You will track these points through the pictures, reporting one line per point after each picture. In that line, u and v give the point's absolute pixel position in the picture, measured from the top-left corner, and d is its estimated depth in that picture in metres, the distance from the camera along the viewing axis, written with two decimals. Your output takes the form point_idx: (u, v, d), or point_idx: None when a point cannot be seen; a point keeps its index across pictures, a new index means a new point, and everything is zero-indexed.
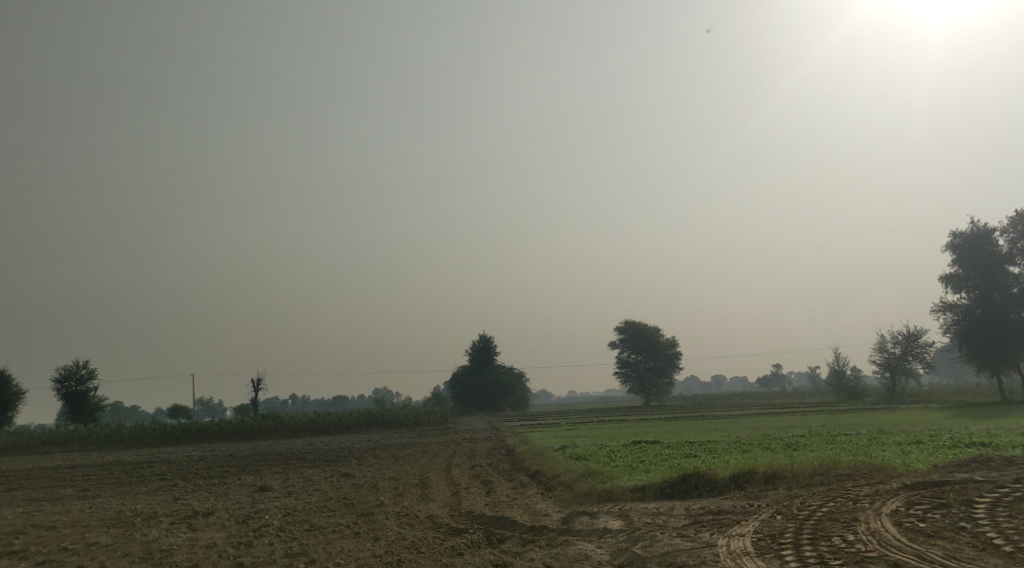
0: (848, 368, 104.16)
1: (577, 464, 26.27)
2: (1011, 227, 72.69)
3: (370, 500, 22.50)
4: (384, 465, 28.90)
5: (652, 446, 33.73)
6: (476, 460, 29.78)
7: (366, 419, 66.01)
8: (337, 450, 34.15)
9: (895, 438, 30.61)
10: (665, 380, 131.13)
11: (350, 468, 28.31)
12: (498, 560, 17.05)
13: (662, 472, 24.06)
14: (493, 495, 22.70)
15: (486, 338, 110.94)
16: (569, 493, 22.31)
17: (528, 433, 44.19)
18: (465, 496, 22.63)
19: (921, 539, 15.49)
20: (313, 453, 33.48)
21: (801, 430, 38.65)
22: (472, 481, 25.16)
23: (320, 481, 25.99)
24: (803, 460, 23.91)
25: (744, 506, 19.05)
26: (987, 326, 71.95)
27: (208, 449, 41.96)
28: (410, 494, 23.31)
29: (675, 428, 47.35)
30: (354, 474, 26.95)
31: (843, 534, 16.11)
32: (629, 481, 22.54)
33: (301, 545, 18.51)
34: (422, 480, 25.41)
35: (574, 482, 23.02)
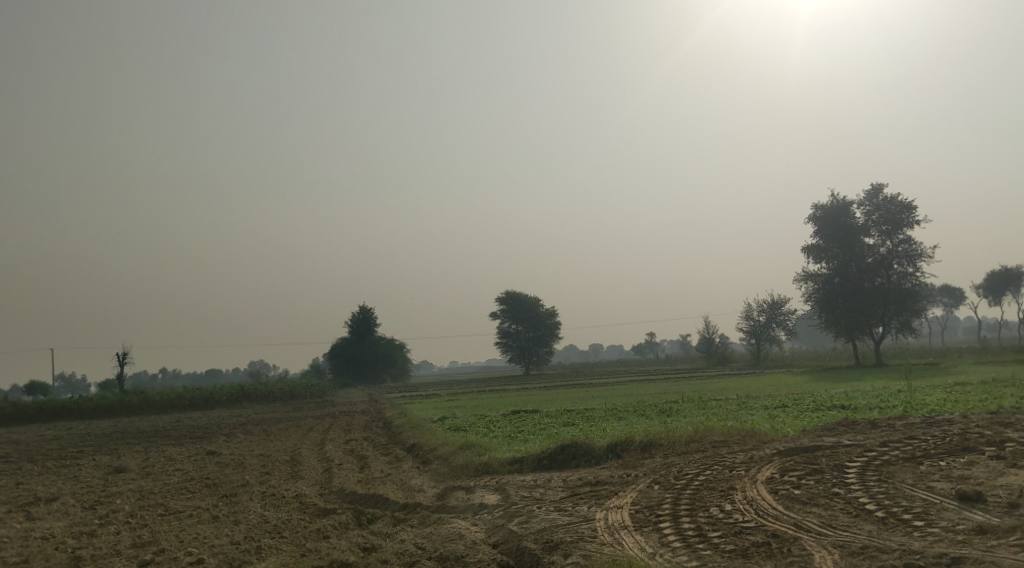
0: (717, 336, 107.98)
1: (455, 436, 26.04)
2: (867, 200, 76.52)
3: (236, 480, 21.59)
4: (254, 441, 27.86)
5: (530, 415, 33.88)
6: (352, 434, 29.11)
7: (240, 394, 64.04)
8: (204, 427, 32.81)
9: (762, 402, 31.75)
10: (545, 349, 132.98)
11: (217, 445, 27.18)
12: (367, 543, 16.58)
13: (540, 442, 24.08)
14: (367, 471, 22.16)
15: (366, 308, 109.35)
16: (445, 467, 22.01)
17: (406, 405, 43.72)
18: (339, 473, 22.01)
19: (796, 506, 15.94)
20: (178, 430, 32.06)
21: (674, 396, 39.67)
22: (348, 456, 24.53)
23: (184, 460, 24.83)
24: (676, 427, 24.39)
25: (621, 477, 19.19)
26: (845, 294, 75.74)
27: (63, 428, 39.65)
28: (279, 472, 22.49)
29: (552, 397, 47.83)
30: (222, 452, 25.86)
31: (721, 504, 16.41)
32: (507, 453, 22.43)
33: (151, 533, 17.51)
34: (294, 457, 24.59)
35: (450, 455, 22.73)
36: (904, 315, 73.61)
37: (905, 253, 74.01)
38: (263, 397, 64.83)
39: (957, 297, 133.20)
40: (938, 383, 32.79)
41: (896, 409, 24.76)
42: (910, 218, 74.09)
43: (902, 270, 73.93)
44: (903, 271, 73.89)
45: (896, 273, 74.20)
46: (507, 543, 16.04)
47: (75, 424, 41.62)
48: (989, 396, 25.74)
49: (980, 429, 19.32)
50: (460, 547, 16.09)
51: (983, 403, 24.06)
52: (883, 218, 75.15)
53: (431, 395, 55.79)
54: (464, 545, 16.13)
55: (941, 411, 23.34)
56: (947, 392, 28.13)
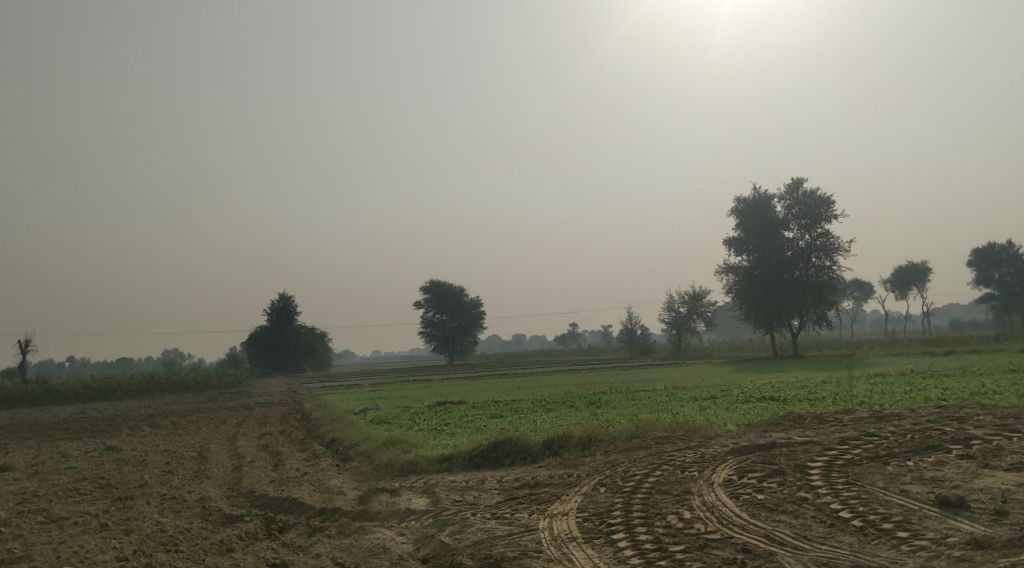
0: (639, 326, 108.83)
1: (381, 430, 25.05)
2: (788, 194, 77.80)
3: (135, 481, 20.18)
4: (159, 436, 26.32)
5: (456, 407, 33.09)
6: (268, 428, 27.81)
7: (150, 383, 61.47)
8: (106, 419, 30.99)
9: (692, 393, 31.63)
10: (469, 339, 132.34)
11: (120, 440, 25.55)
12: (275, 559, 15.53)
13: (468, 437, 23.32)
14: (283, 471, 21.00)
15: (286, 296, 106.74)
16: (367, 466, 21.02)
17: (327, 396, 42.41)
18: (252, 472, 20.79)
19: (763, 514, 15.46)
20: (78, 422, 30.20)
21: (601, 387, 39.41)
22: (263, 453, 23.30)
23: (82, 457, 23.19)
24: (610, 421, 23.91)
25: (561, 478, 18.52)
26: (764, 286, 76.82)
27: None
28: (185, 471, 21.14)
29: (477, 387, 47.03)
30: (125, 447, 24.31)
31: (679, 511, 15.86)
32: (436, 449, 21.58)
33: (25, 547, 16.06)
34: (203, 453, 23.24)
35: (373, 452, 21.75)
36: (821, 308, 75.19)
37: (822, 246, 75.59)
38: (175, 387, 62.43)
39: (866, 291, 137.34)
40: (862, 374, 33.24)
41: (827, 402, 24.78)
42: (828, 212, 75.66)
43: (820, 264, 75.49)
44: (821, 265, 75.45)
45: (814, 266, 75.73)
46: (438, 558, 15.21)
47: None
48: (916, 387, 26.04)
49: (938, 425, 19.31)
50: (382, 563, 15.17)
51: (912, 395, 24.28)
52: (802, 212, 76.56)
53: (352, 385, 54.42)
54: (387, 561, 15.21)
55: (873, 404, 23.43)
56: (872, 383, 28.42)
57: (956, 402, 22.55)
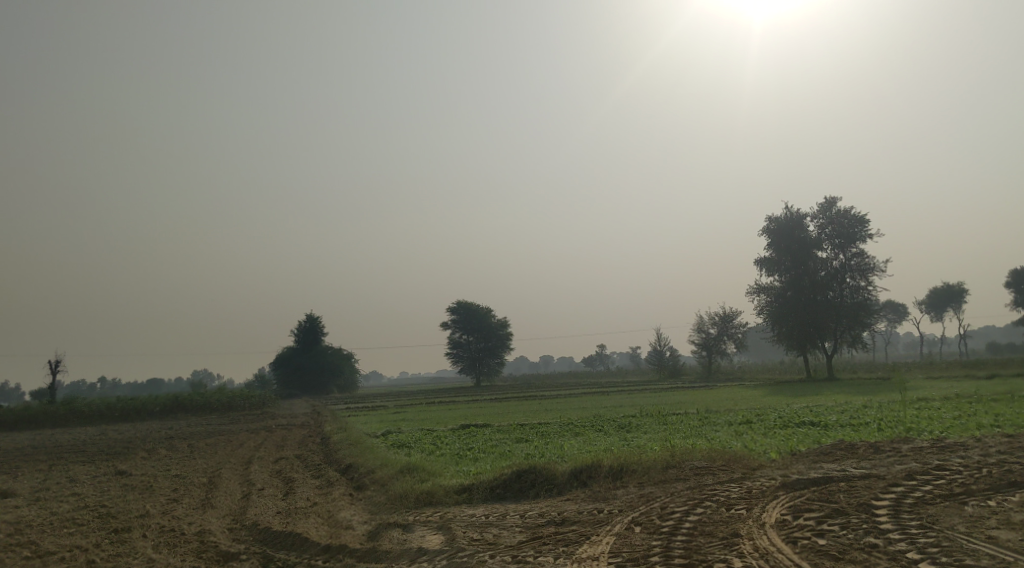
0: (668, 348, 107.50)
1: (400, 456, 24.37)
2: (820, 213, 76.52)
3: (136, 510, 19.56)
4: (172, 459, 25.81)
5: (480, 430, 32.32)
6: (284, 452, 27.21)
7: (175, 404, 61.32)
8: (122, 441, 30.60)
9: (726, 417, 30.65)
10: (496, 361, 131.32)
11: (131, 464, 25.07)
12: None
13: (491, 463, 22.59)
14: (291, 500, 20.29)
15: (313, 317, 106.67)
16: (381, 496, 20.27)
17: (350, 418, 41.81)
18: (258, 501, 20.11)
19: (828, 563, 14.48)
20: (93, 445, 29.82)
21: (631, 410, 38.44)
22: (274, 479, 22.65)
23: (87, 482, 22.67)
24: (639, 448, 23.08)
25: (588, 515, 17.62)
26: (797, 307, 75.35)
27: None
28: (190, 499, 20.51)
29: (503, 410, 46.19)
30: (134, 472, 23.77)
31: (727, 558, 14.92)
32: (453, 478, 20.80)
33: None
34: (212, 479, 22.62)
35: (387, 481, 21.02)
36: (856, 329, 73.63)
37: (857, 266, 74.24)
38: (200, 408, 62.19)
39: (900, 312, 134.96)
40: (904, 398, 32.06)
41: (870, 427, 23.73)
42: (863, 232, 74.30)
43: (854, 284, 74.08)
44: (856, 285, 74.04)
45: (848, 286, 74.33)
46: None
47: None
48: (965, 412, 24.89)
49: (1007, 458, 18.28)
50: None
51: (962, 421, 23.23)
52: (836, 231, 75.25)
53: (378, 407, 53.81)
54: None
55: (920, 431, 22.40)
56: (917, 408, 27.29)
57: (1009, 429, 21.45)
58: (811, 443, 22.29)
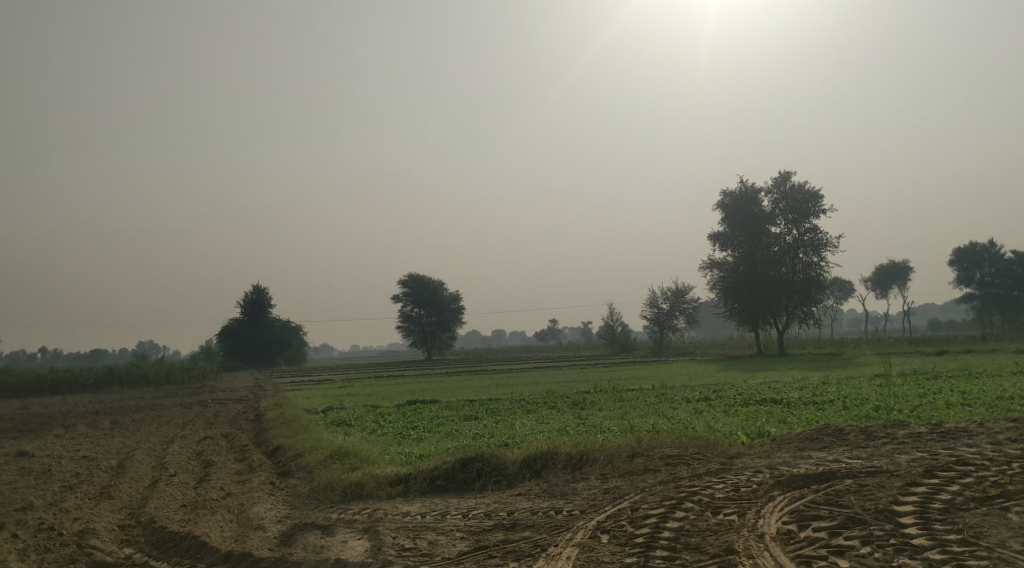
0: (619, 323, 107.18)
1: (337, 436, 23.06)
2: (775, 188, 76.29)
3: (20, 502, 17.90)
4: (88, 438, 24.16)
5: (426, 407, 31.09)
6: (211, 430, 25.65)
7: (110, 376, 59.19)
8: (40, 416, 28.82)
9: (683, 393, 29.82)
10: (447, 335, 130.31)
11: (38, 443, 23.36)
12: None
13: (435, 446, 21.46)
14: (202, 490, 18.81)
15: (260, 288, 104.10)
16: (305, 487, 18.94)
17: (291, 393, 40.29)
18: (163, 491, 18.60)
19: None
20: (6, 420, 27.97)
21: (584, 386, 37.52)
22: (192, 463, 21.16)
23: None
24: (596, 430, 22.11)
25: (543, 517, 16.44)
26: (749, 283, 75.18)
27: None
28: (88, 487, 18.93)
29: (453, 385, 45.06)
30: (37, 453, 22.09)
31: None
32: (388, 466, 19.48)
33: None
34: (123, 462, 21.05)
35: (315, 469, 19.67)
36: (808, 305, 73.71)
37: (809, 242, 74.17)
38: (137, 382, 60.11)
39: (847, 290, 136.43)
40: (865, 375, 31.51)
41: (837, 406, 23.03)
42: (815, 207, 74.25)
43: (807, 260, 74.02)
44: (808, 261, 73.97)
45: (801, 262, 74.23)
46: None
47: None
48: (932, 390, 24.30)
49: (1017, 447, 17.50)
50: None
51: (931, 400, 22.67)
52: (789, 206, 75.15)
53: (322, 381, 52.29)
54: None
55: (891, 411, 21.75)
56: (880, 385, 26.76)
57: (987, 411, 20.83)
58: (780, 424, 21.52)
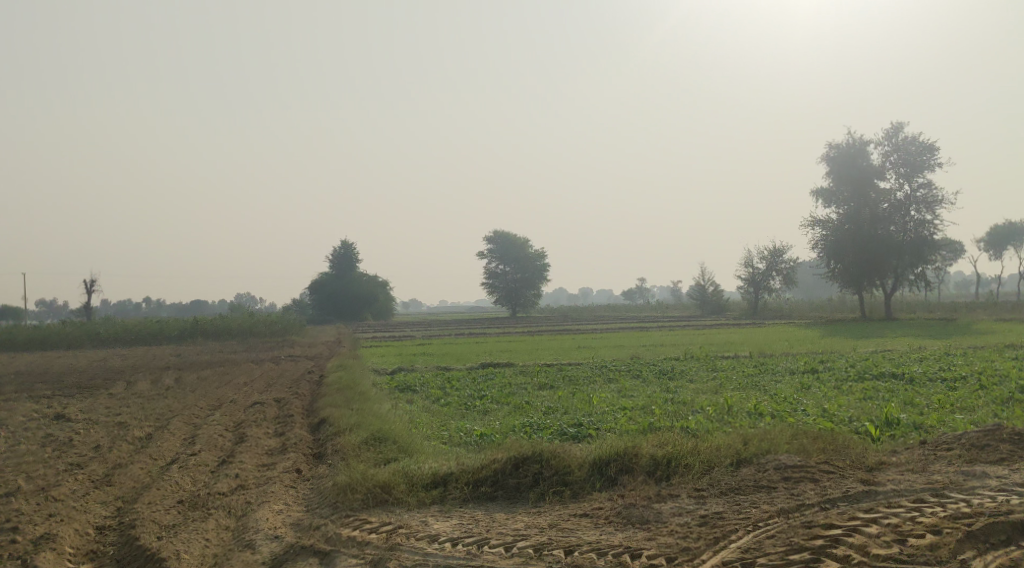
0: (711, 284, 103.87)
1: (392, 410, 21.81)
2: (887, 139, 71.58)
3: (9, 486, 16.51)
4: (138, 400, 23.49)
5: (500, 371, 29.74)
6: (265, 395, 24.68)
7: (197, 327, 59.96)
8: (108, 370, 28.60)
9: (785, 363, 27.52)
10: (533, 293, 128.86)
11: (82, 406, 22.77)
12: None
13: (502, 422, 20.27)
14: (213, 480, 17.15)
15: (347, 243, 104.50)
16: (329, 482, 16.93)
17: (368, 350, 39.53)
18: (169, 479, 17.03)
19: None
20: (72, 373, 27.84)
21: (674, 352, 35.42)
22: (223, 440, 19.87)
23: (3, 430, 20.36)
24: (685, 411, 20.41)
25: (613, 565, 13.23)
26: (855, 241, 71.03)
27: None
28: (97, 467, 17.71)
29: (536, 346, 43.55)
30: (73, 418, 21.49)
31: None
32: (427, 461, 17.33)
33: None
34: (152, 435, 20.07)
35: (348, 457, 17.69)
36: (918, 266, 69.28)
37: (923, 198, 69.36)
38: (223, 334, 60.85)
39: (958, 251, 129.18)
40: (989, 346, 28.54)
41: (971, 386, 20.64)
42: (931, 160, 69.21)
43: (919, 218, 69.30)
44: (922, 219, 69.27)
45: (913, 220, 69.64)
46: None
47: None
48: None
49: None
50: None
51: None
52: (902, 159, 70.41)
53: (403, 338, 51.60)
54: None
55: None
56: (1015, 360, 23.93)
57: None
58: (908, 408, 19.32)
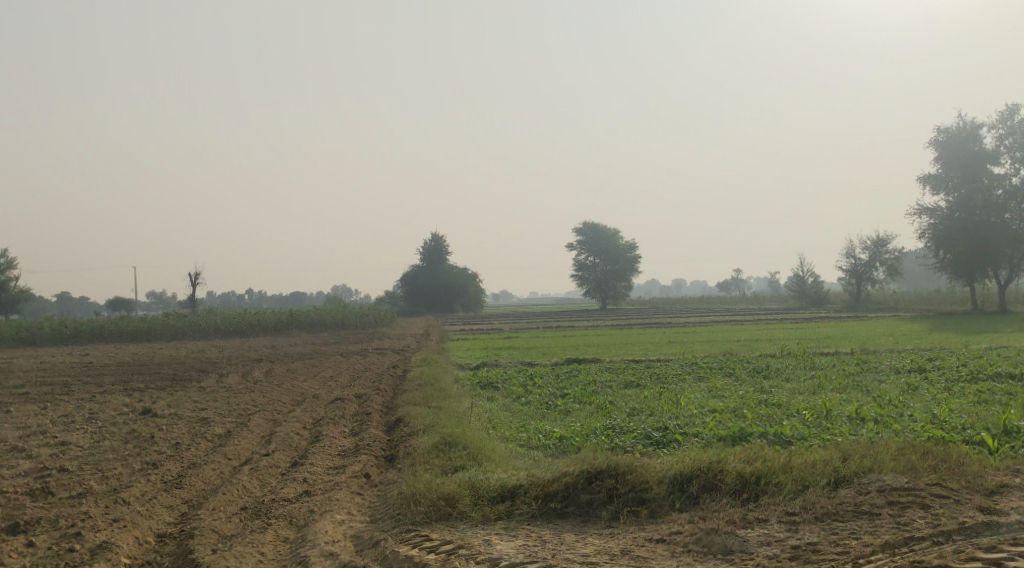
0: (811, 275, 100.65)
1: (471, 411, 21.67)
2: (1001, 122, 67.81)
3: (78, 486, 16.63)
4: (224, 395, 24.07)
5: (585, 368, 29.27)
6: (346, 391, 24.89)
7: (291, 319, 61.30)
8: (201, 362, 29.33)
9: (889, 361, 26.16)
10: (624, 284, 127.49)
11: (169, 400, 23.40)
12: None
13: (585, 425, 19.93)
14: (278, 485, 16.98)
15: (438, 236, 105.38)
16: (394, 491, 16.50)
17: (454, 344, 39.56)
18: (236, 482, 17.02)
19: None
20: (167, 365, 28.67)
21: (770, 347, 34.23)
22: (298, 439, 19.98)
23: (89, 425, 20.89)
24: (780, 415, 19.59)
25: None
26: (966, 231, 67.58)
27: (66, 354, 37.47)
28: (170, 467, 17.90)
29: (627, 340, 42.83)
30: (159, 414, 21.97)
31: None
32: (495, 472, 16.76)
33: None
34: (231, 432, 20.41)
35: (416, 466, 17.28)
36: None
37: None
38: (316, 326, 62.05)
39: None
40: None
41: None
42: None
43: None
44: None
45: None
46: None
47: (83, 349, 39.43)
48: None
49: None
50: None
51: None
52: (1017, 143, 66.59)
53: (492, 330, 51.56)
54: None
55: None
56: None
57: None
58: None
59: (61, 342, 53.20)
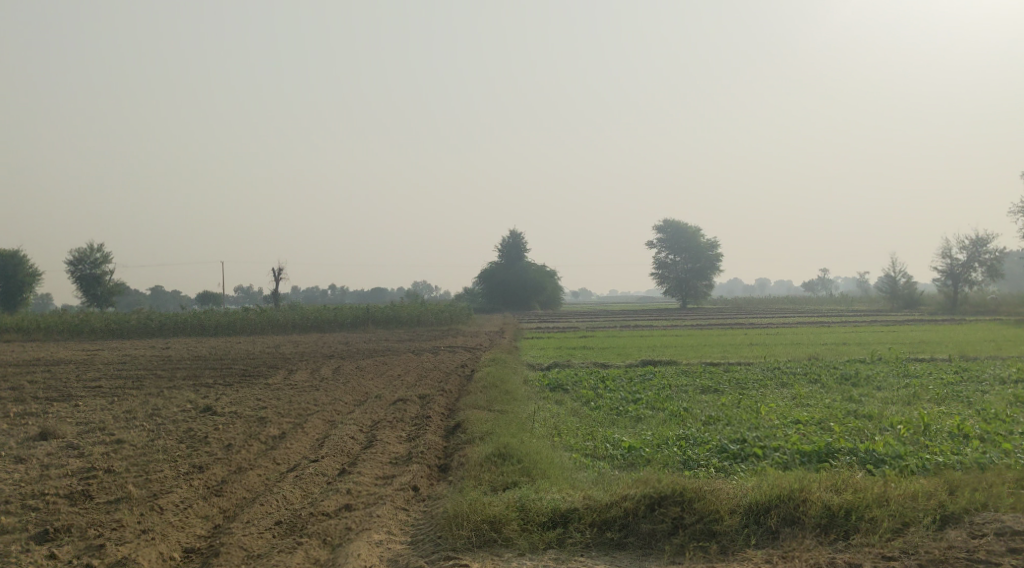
0: (903, 275, 96.89)
1: (536, 416, 21.11)
2: None
3: (118, 491, 16.60)
4: (288, 393, 24.09)
5: (660, 371, 28.38)
6: (410, 392, 24.62)
7: (369, 315, 61.71)
8: (273, 358, 29.51)
9: (991, 370, 24.51)
10: (705, 284, 125.06)
11: (231, 398, 23.52)
12: None
13: (657, 434, 19.13)
14: (318, 497, 16.64)
15: (516, 233, 105.04)
16: (440, 508, 15.97)
17: (526, 343, 39.01)
18: (277, 492, 16.76)
19: None
20: (238, 360, 28.94)
21: (860, 353, 32.63)
22: (351, 444, 19.69)
23: (148, 422, 21.03)
24: (870, 429, 18.45)
25: None
26: None
27: (147, 347, 38.36)
28: (217, 470, 17.80)
29: (706, 342, 41.58)
30: (219, 412, 22.04)
31: None
32: (550, 491, 16.05)
33: None
34: (285, 434, 20.28)
35: (465, 482, 16.70)
36: None
37: None
38: (393, 322, 62.34)
39: None
40: None
41: None
42: None
43: None
44: None
45: None
46: None
47: (165, 341, 40.35)
48: None
49: None
50: None
51: None
52: None
53: (568, 329, 50.83)
54: None
55: None
56: None
57: None
58: None
59: (147, 334, 54.73)
